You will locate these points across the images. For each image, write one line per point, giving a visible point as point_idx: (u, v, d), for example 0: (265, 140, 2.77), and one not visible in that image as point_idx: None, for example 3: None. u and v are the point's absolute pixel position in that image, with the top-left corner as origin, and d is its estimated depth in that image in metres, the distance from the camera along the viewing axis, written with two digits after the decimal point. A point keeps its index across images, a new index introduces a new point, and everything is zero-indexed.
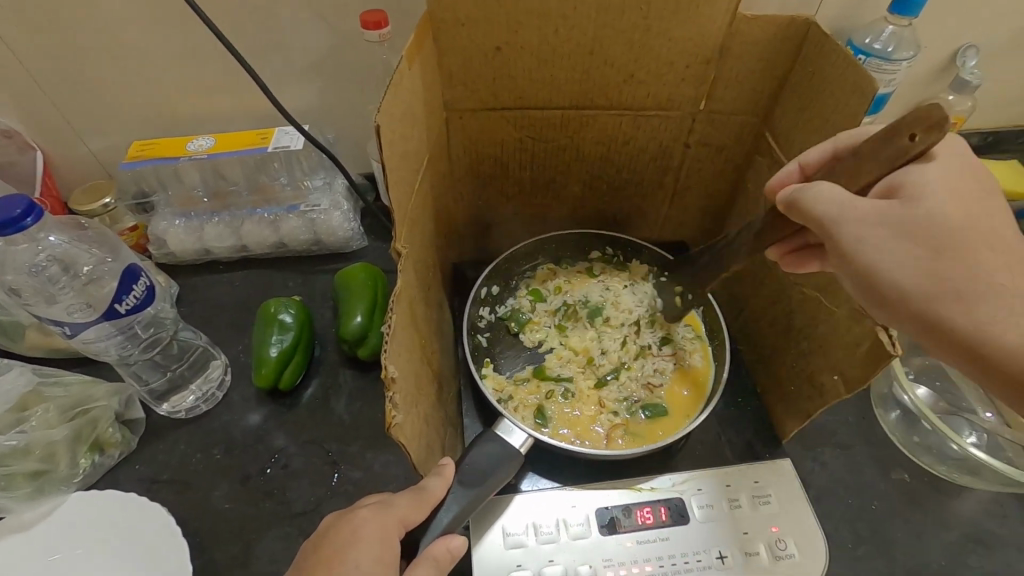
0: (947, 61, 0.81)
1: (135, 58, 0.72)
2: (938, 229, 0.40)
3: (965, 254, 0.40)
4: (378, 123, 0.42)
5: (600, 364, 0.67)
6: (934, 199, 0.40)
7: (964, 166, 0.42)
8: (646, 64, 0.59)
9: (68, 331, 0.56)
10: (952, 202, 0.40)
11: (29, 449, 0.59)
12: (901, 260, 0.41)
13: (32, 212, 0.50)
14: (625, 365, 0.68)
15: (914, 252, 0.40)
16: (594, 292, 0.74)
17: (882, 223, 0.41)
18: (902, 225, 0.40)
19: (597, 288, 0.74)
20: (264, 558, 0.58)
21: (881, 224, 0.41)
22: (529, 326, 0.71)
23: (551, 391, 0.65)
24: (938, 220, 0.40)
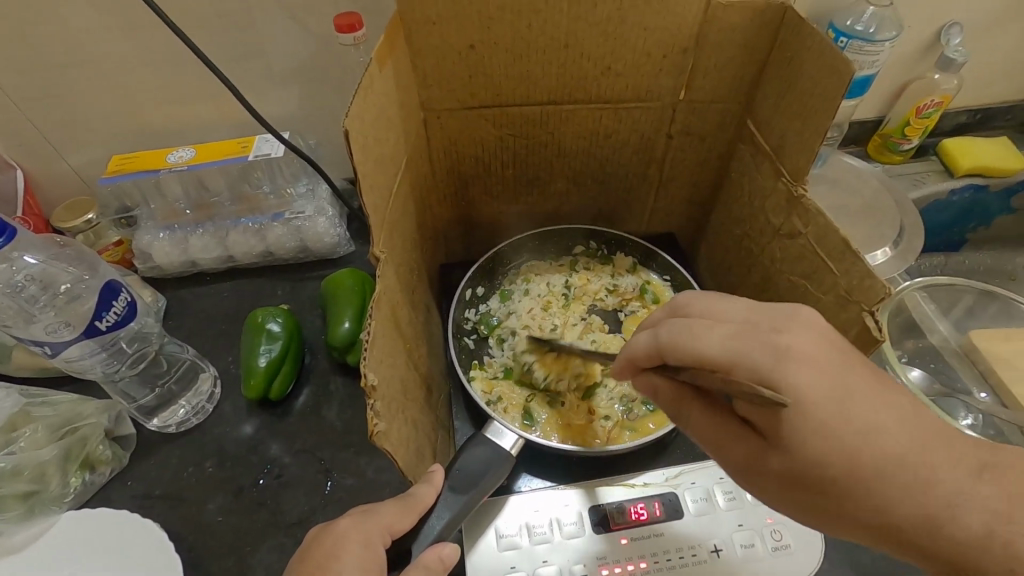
0: (932, 40, 0.80)
1: (106, 70, 0.71)
2: (818, 476, 0.38)
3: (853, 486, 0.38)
4: (347, 127, 0.42)
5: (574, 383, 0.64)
6: (803, 451, 0.38)
7: (810, 402, 0.38)
8: (622, 56, 0.58)
9: (49, 350, 0.57)
10: (822, 450, 0.37)
11: (18, 470, 0.58)
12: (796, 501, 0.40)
13: (4, 233, 0.50)
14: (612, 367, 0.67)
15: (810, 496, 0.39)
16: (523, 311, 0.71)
17: (771, 471, 0.40)
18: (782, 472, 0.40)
19: (563, 280, 0.75)
20: (260, 570, 0.58)
21: (769, 472, 0.40)
22: (501, 330, 0.71)
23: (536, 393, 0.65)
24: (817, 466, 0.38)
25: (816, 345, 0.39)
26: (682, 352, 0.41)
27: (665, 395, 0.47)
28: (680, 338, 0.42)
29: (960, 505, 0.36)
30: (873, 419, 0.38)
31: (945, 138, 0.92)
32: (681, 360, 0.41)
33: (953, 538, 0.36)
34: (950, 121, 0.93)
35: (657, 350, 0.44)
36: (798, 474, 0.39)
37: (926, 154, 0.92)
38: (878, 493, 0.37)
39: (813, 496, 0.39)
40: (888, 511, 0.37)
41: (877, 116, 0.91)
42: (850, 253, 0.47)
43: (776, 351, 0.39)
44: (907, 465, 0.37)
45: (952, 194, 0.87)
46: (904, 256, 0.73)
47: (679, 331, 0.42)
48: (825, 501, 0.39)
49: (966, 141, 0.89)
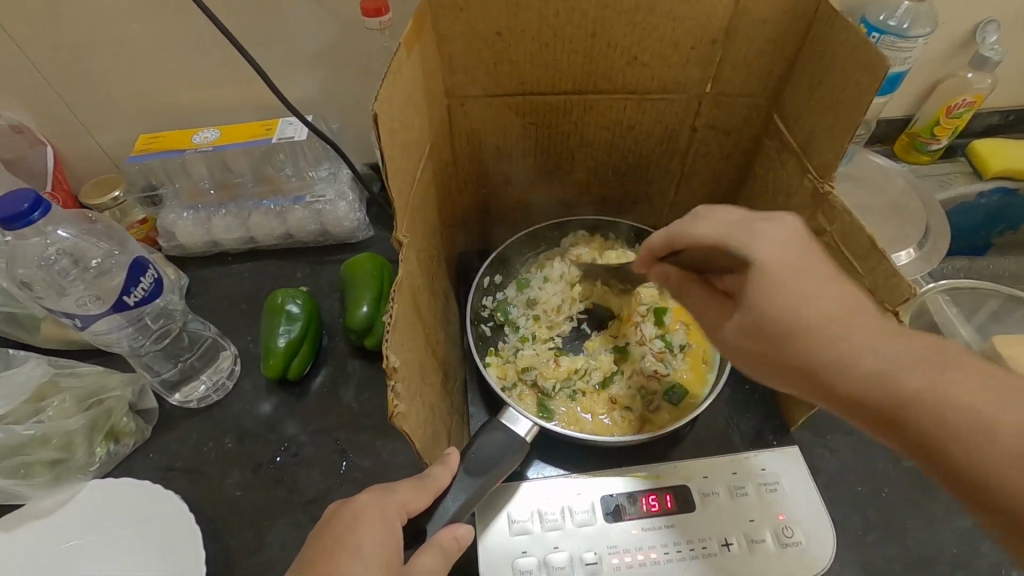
0: (967, 37, 0.78)
1: (136, 50, 0.72)
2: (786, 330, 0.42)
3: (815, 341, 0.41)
4: (376, 111, 0.42)
5: (593, 369, 0.66)
6: (772, 304, 0.42)
7: (787, 258, 0.43)
8: (650, 46, 0.58)
9: (79, 323, 0.58)
10: (785, 304, 0.42)
11: (46, 439, 0.61)
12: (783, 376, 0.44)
13: (39, 207, 0.51)
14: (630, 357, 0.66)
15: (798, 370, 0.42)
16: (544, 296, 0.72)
17: (754, 341, 0.44)
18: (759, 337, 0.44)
19: (585, 259, 0.74)
20: (277, 545, 0.59)
21: (751, 343, 0.45)
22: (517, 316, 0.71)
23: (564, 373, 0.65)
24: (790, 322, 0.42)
25: (776, 244, 0.43)
26: (688, 237, 0.48)
27: (672, 280, 0.53)
28: (679, 229, 0.49)
29: (875, 355, 0.39)
30: (805, 287, 0.42)
31: (975, 139, 0.90)
32: (688, 244, 0.48)
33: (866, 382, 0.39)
34: (981, 122, 0.91)
35: (666, 240, 0.50)
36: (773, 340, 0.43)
37: (954, 155, 0.90)
38: (804, 343, 0.41)
39: (762, 346, 0.44)
40: (818, 357, 0.41)
41: (906, 115, 0.89)
42: (876, 252, 0.47)
43: (751, 233, 0.44)
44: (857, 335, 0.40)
45: (980, 196, 0.86)
46: (927, 258, 0.72)
47: (683, 226, 0.49)
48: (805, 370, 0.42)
49: (996, 142, 0.87)
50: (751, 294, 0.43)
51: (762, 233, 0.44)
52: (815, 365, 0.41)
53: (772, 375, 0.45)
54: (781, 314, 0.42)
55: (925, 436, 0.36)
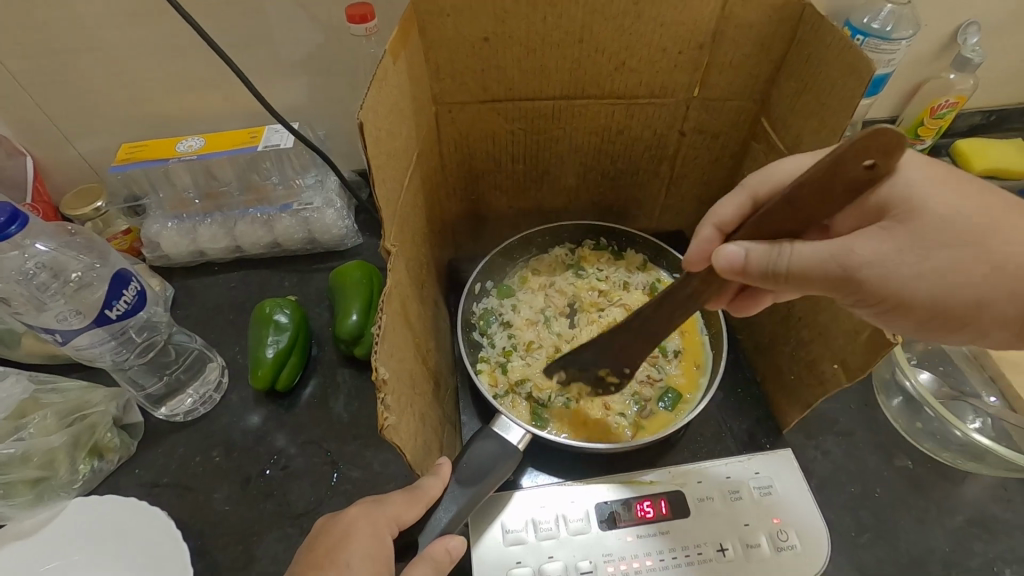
0: (948, 39, 0.79)
1: (116, 58, 0.70)
2: (952, 223, 0.42)
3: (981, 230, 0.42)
4: (362, 119, 0.41)
5: None
6: (938, 200, 0.42)
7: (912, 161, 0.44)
8: (638, 51, 0.58)
9: (60, 338, 0.57)
10: (945, 198, 0.42)
11: (27, 457, 0.59)
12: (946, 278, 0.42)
13: (17, 220, 0.50)
14: None
15: (955, 268, 0.42)
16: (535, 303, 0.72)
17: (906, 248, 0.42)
18: (925, 240, 0.42)
19: (569, 276, 0.75)
20: (266, 560, 0.58)
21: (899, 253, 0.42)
22: (508, 325, 0.71)
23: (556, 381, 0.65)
24: (949, 215, 0.42)
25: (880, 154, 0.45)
26: (769, 186, 0.50)
27: (756, 256, 0.42)
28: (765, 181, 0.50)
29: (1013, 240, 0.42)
30: (950, 186, 0.43)
31: (959, 139, 0.91)
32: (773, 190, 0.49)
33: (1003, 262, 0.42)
34: (964, 122, 0.91)
35: (746, 199, 0.51)
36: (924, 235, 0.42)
37: (939, 155, 0.91)
38: (1011, 247, 0.42)
39: (925, 267, 0.42)
40: (978, 253, 0.42)
41: (891, 116, 0.90)
42: None
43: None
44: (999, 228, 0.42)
45: None
46: None
47: (763, 179, 0.50)
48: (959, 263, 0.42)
49: (979, 142, 0.88)
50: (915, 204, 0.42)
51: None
52: (959, 272, 0.42)
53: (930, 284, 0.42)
54: (949, 221, 0.42)
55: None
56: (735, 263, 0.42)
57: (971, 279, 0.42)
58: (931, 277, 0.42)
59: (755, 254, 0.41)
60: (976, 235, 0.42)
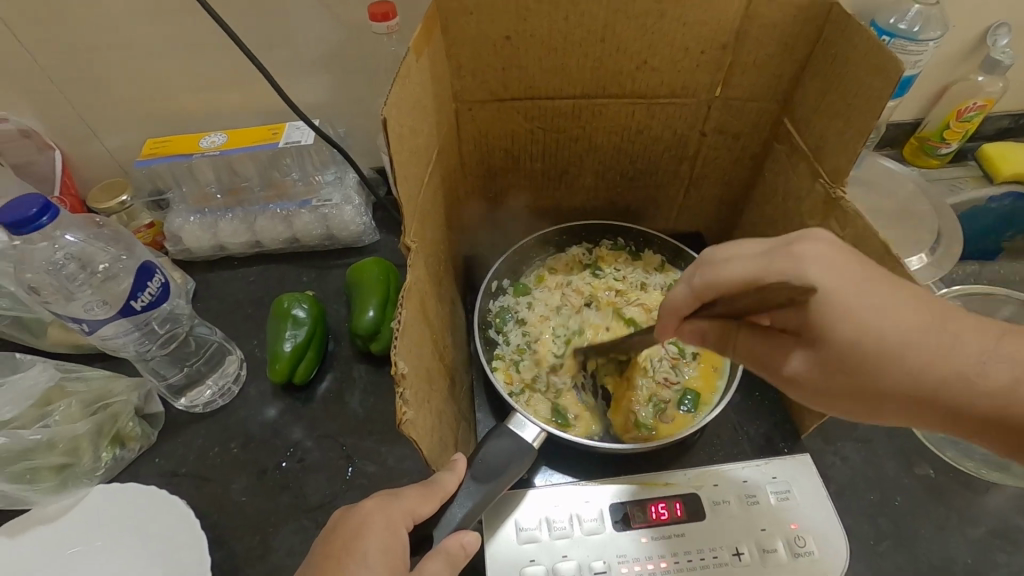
0: (977, 40, 0.77)
1: (143, 55, 0.72)
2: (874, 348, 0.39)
3: (911, 353, 0.39)
4: (385, 115, 0.42)
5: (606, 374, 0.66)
6: (856, 324, 0.39)
7: (846, 269, 0.40)
8: (660, 50, 0.57)
9: (87, 328, 0.58)
10: (869, 320, 0.39)
11: (53, 444, 0.60)
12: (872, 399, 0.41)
13: (48, 211, 0.51)
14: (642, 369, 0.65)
15: (878, 391, 0.40)
16: (546, 305, 0.72)
17: (825, 370, 0.41)
18: (842, 366, 0.40)
19: (586, 276, 0.74)
20: (282, 551, 0.59)
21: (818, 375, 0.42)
22: (523, 322, 0.71)
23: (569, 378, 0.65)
24: (873, 339, 0.39)
25: (819, 264, 0.40)
26: (718, 281, 0.44)
27: (711, 336, 0.48)
28: (712, 273, 0.44)
29: (948, 358, 0.39)
30: (877, 309, 0.39)
31: (985, 143, 0.90)
32: (719, 289, 0.44)
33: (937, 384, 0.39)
34: (991, 126, 0.90)
35: (693, 292, 0.46)
36: (844, 360, 0.40)
37: (964, 159, 0.89)
38: (944, 372, 0.39)
39: (844, 386, 0.41)
40: (901, 379, 0.39)
41: (915, 118, 0.88)
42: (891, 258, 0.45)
43: (790, 259, 0.41)
44: (934, 345, 0.39)
45: (990, 201, 0.85)
46: (939, 263, 0.72)
47: (709, 274, 0.44)
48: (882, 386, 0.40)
49: (1007, 145, 0.86)
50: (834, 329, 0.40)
51: (805, 256, 0.40)
52: (888, 394, 0.40)
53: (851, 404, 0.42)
54: (867, 346, 0.39)
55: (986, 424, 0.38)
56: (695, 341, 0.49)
57: (901, 404, 0.40)
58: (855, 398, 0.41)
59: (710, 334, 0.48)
60: (898, 364, 0.39)
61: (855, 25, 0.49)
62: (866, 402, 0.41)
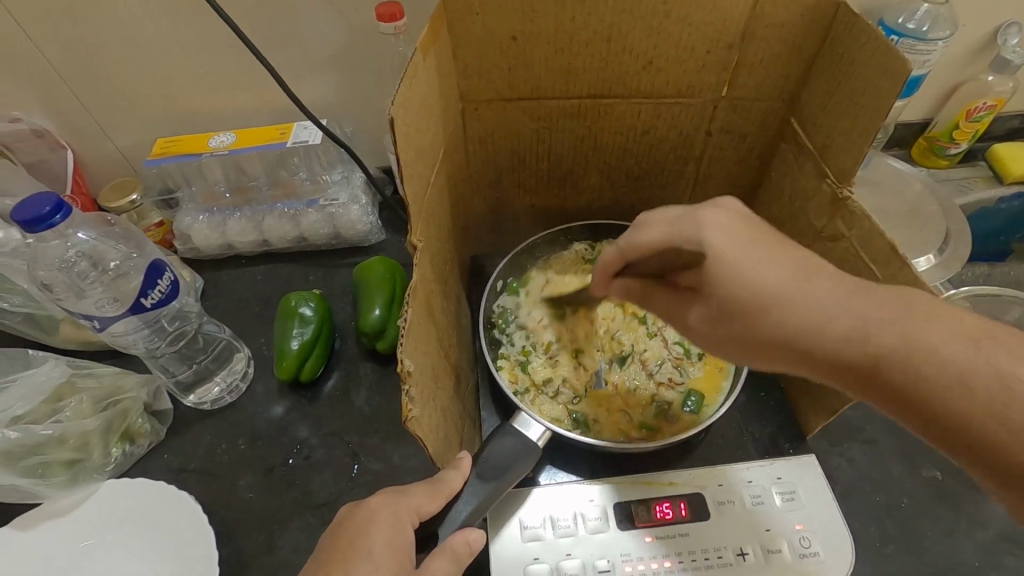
0: (987, 40, 0.77)
1: (154, 55, 0.73)
2: (754, 295, 0.40)
3: (792, 300, 0.39)
4: (392, 115, 0.42)
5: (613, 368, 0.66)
6: (739, 270, 0.41)
7: (737, 227, 0.43)
8: (665, 50, 0.57)
9: (98, 325, 0.59)
10: (748, 265, 0.40)
11: (64, 439, 0.61)
12: (762, 351, 0.41)
13: (61, 210, 0.52)
14: (651, 373, 0.66)
15: (762, 341, 0.40)
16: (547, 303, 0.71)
17: (718, 318, 0.42)
18: (728, 312, 0.41)
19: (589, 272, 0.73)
20: (288, 548, 0.60)
21: (715, 322, 0.43)
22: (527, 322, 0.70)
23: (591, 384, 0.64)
24: (749, 288, 0.40)
25: (719, 229, 0.42)
26: (638, 245, 0.47)
27: (635, 292, 0.52)
28: (633, 235, 0.48)
29: (830, 306, 0.38)
30: (758, 260, 0.41)
31: (996, 143, 0.89)
32: (637, 253, 0.48)
33: (818, 330, 0.38)
34: (1001, 126, 0.89)
35: (619, 255, 0.50)
36: (727, 307, 0.41)
37: (974, 159, 0.89)
38: (816, 317, 0.38)
39: (733, 334, 0.42)
40: (778, 326, 0.39)
41: (924, 118, 0.87)
42: (898, 258, 0.45)
43: (695, 224, 0.44)
44: (811, 296, 0.39)
45: (1001, 201, 0.84)
46: (947, 264, 0.71)
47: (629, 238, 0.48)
48: (761, 334, 0.40)
49: (1017, 145, 0.85)
50: (711, 281, 0.42)
51: (707, 221, 0.43)
52: (772, 342, 0.40)
53: (744, 353, 0.42)
54: (746, 294, 0.40)
55: (871, 371, 0.36)
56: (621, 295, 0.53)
57: (789, 355, 0.39)
58: (745, 349, 0.42)
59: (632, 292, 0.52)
60: (775, 311, 0.39)
61: (856, 14, 0.50)
62: (757, 355, 0.41)
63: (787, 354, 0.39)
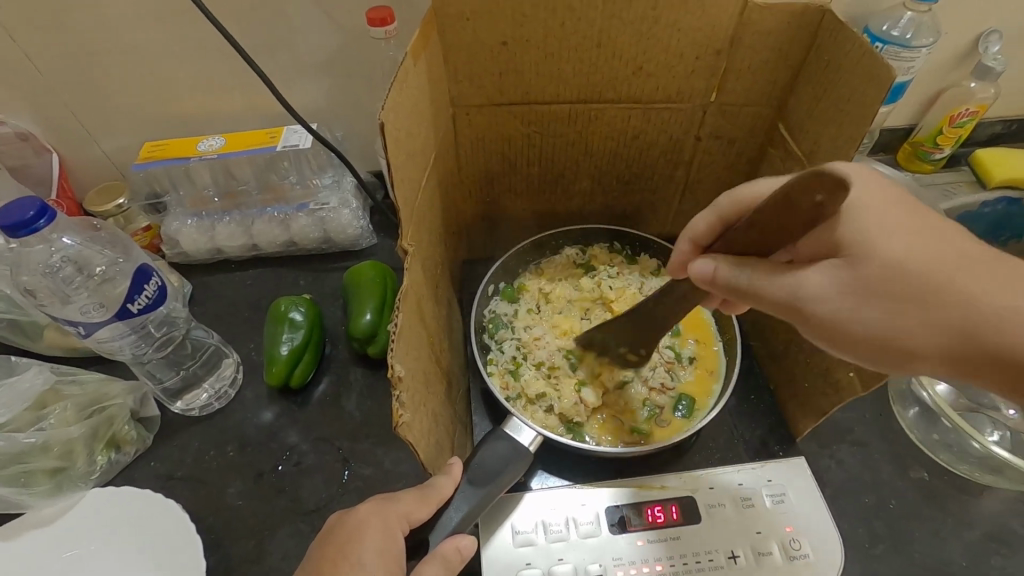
0: (969, 47, 0.78)
1: (142, 59, 0.72)
2: (914, 277, 0.40)
3: (950, 286, 0.40)
4: (383, 120, 0.42)
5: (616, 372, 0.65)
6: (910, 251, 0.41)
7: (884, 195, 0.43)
8: (655, 56, 0.58)
9: (82, 331, 0.58)
10: (926, 246, 0.41)
11: (47, 447, 0.60)
12: (913, 335, 0.41)
13: (45, 215, 0.51)
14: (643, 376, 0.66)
15: (909, 327, 0.40)
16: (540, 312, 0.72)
17: (859, 295, 0.41)
18: (873, 292, 0.41)
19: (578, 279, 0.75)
20: (278, 555, 0.59)
21: (868, 304, 0.41)
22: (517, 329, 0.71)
23: (587, 407, 0.63)
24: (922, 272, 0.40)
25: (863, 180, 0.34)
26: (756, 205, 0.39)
27: (728, 270, 0.43)
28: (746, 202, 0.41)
29: (993, 293, 0.40)
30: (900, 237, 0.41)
31: (978, 149, 0.90)
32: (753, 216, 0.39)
33: (976, 317, 0.39)
34: (983, 132, 0.91)
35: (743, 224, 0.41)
36: (875, 284, 0.41)
37: (958, 164, 0.90)
38: (991, 306, 0.39)
39: (874, 318, 0.41)
40: (947, 314, 0.40)
41: (909, 123, 0.89)
42: None
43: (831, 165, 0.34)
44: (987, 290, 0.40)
45: (984, 205, 0.84)
46: None
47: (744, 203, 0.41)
48: (926, 320, 0.40)
49: (999, 151, 0.87)
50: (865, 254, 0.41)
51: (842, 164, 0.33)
52: (930, 329, 0.40)
53: (879, 343, 0.42)
54: (906, 274, 0.40)
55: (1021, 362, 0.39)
56: (705, 275, 0.44)
57: (941, 346, 0.40)
58: (893, 338, 0.41)
59: (722, 271, 0.43)
60: (943, 295, 0.40)
61: (842, 22, 0.50)
62: (902, 351, 0.41)
63: (939, 343, 0.40)
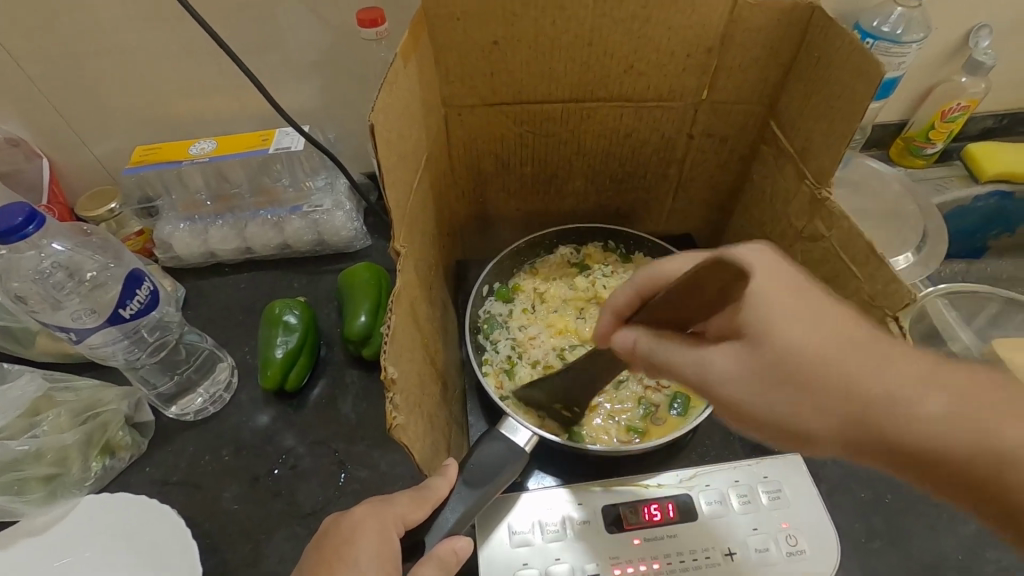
0: (960, 42, 0.78)
1: (131, 63, 0.72)
2: (811, 361, 0.35)
3: (860, 373, 0.34)
4: (372, 123, 0.42)
5: None
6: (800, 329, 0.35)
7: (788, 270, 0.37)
8: (646, 54, 0.58)
9: (74, 337, 0.58)
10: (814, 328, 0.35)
11: (41, 453, 0.59)
12: (823, 425, 0.35)
13: (34, 220, 0.51)
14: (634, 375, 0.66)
15: (818, 413, 0.35)
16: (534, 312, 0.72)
17: (763, 378, 0.36)
18: (777, 374, 0.35)
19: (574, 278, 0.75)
20: (274, 558, 0.59)
21: (757, 383, 0.36)
22: (513, 329, 0.71)
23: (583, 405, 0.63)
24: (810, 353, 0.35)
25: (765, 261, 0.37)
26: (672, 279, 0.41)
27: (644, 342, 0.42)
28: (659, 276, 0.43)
29: (910, 386, 0.33)
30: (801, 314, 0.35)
31: (970, 143, 0.91)
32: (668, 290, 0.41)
33: (903, 414, 0.33)
34: (976, 126, 0.91)
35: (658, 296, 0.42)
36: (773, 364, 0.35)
37: (951, 158, 0.90)
38: (906, 401, 0.33)
39: (778, 406, 0.36)
40: (860, 401, 0.34)
41: (901, 118, 0.89)
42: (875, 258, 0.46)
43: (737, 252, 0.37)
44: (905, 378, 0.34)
45: (976, 200, 0.86)
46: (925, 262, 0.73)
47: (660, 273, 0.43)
48: (839, 409, 0.34)
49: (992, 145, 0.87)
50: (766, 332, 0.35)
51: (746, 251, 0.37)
52: (848, 420, 0.34)
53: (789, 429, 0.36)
54: (810, 360, 0.35)
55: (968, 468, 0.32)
56: (627, 345, 0.44)
57: (848, 438, 0.34)
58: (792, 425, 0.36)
59: (642, 343, 0.42)
60: (858, 383, 0.34)
61: (833, 19, 0.50)
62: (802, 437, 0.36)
63: (853, 433, 0.34)
